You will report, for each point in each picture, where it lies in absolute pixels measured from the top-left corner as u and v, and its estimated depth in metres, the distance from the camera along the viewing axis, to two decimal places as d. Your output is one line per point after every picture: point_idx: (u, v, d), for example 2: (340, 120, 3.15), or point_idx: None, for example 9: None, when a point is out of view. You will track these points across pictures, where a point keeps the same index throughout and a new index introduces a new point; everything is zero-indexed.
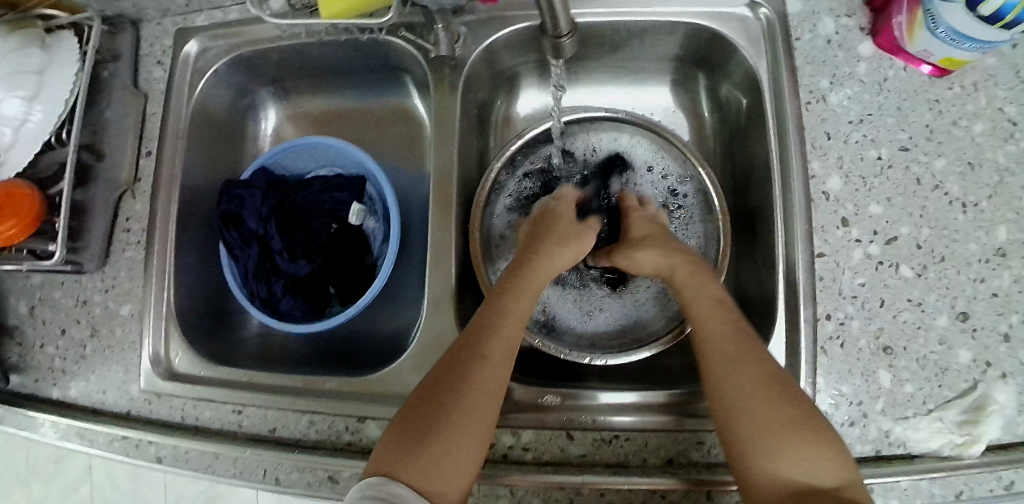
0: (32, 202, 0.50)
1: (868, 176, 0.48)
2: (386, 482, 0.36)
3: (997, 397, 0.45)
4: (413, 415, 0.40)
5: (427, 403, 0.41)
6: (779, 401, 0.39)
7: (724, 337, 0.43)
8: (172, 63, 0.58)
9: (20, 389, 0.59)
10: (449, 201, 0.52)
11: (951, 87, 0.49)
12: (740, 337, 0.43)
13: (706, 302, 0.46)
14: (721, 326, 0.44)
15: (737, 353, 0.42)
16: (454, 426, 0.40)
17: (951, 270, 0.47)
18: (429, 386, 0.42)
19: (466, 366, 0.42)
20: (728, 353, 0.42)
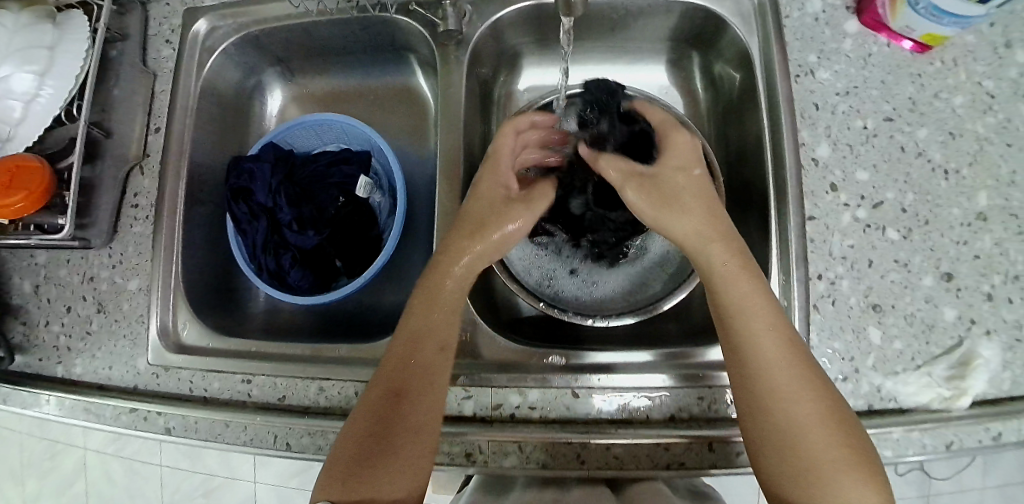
0: (43, 175, 0.50)
1: (854, 143, 0.51)
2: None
3: (982, 352, 0.47)
4: (356, 443, 0.42)
5: (365, 430, 0.42)
6: (832, 427, 0.38)
7: (769, 343, 0.40)
8: (181, 43, 0.59)
9: (25, 368, 0.59)
10: (456, 168, 0.55)
11: (933, 62, 0.52)
12: (781, 343, 0.40)
13: (759, 321, 0.42)
14: (777, 352, 0.40)
15: (778, 362, 0.40)
16: (396, 443, 0.42)
17: (935, 233, 0.49)
18: (369, 405, 0.44)
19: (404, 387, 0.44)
20: (768, 362, 0.40)
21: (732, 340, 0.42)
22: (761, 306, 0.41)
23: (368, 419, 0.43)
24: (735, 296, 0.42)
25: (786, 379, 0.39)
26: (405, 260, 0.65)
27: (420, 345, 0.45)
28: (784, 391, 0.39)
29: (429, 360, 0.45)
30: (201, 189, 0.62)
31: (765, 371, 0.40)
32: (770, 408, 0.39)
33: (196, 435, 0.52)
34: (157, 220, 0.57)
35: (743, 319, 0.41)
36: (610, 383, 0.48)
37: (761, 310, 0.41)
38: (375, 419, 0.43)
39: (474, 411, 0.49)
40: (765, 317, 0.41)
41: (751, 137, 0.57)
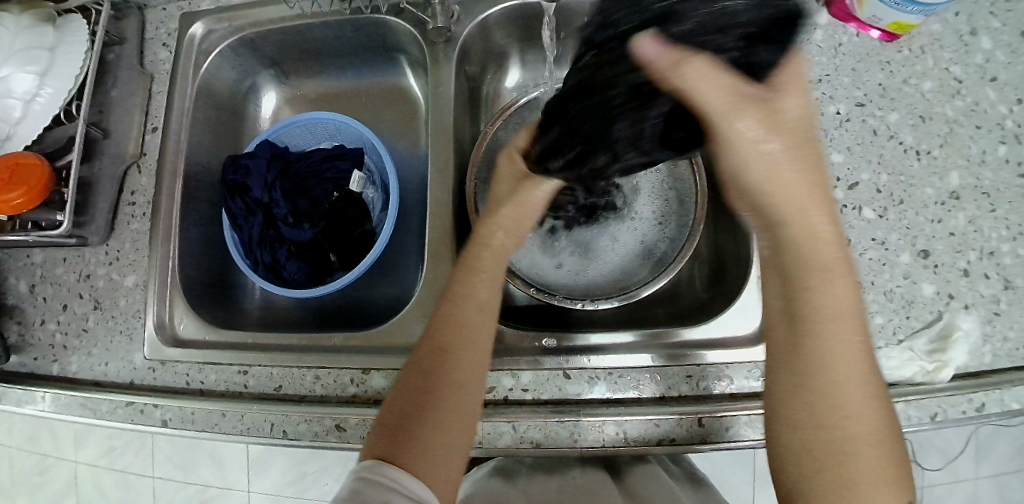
0: (41, 172, 0.51)
1: (828, 128, 0.54)
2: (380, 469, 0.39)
3: (962, 325, 0.49)
4: (400, 409, 0.42)
5: (408, 391, 0.43)
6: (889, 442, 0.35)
7: (843, 346, 0.35)
8: (177, 46, 0.61)
9: (20, 368, 0.59)
10: (447, 159, 0.56)
11: (900, 50, 0.55)
12: (858, 351, 0.35)
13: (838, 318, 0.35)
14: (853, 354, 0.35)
15: (847, 366, 0.35)
16: (439, 424, 0.41)
17: (910, 212, 0.51)
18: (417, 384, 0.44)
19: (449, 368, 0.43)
20: (834, 366, 0.35)
21: (801, 336, 0.36)
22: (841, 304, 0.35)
23: (413, 382, 0.43)
24: (831, 290, 0.35)
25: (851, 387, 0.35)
26: (397, 255, 0.66)
27: (467, 310, 0.45)
28: (843, 398, 0.35)
29: (478, 329, 0.45)
30: (197, 187, 0.63)
31: (826, 374, 0.35)
32: (824, 411, 0.35)
33: (192, 426, 0.52)
34: (154, 217, 0.59)
35: (827, 313, 0.35)
36: (601, 363, 0.48)
37: (838, 307, 0.35)
38: (421, 383, 0.43)
39: None
40: (844, 317, 0.35)
41: None
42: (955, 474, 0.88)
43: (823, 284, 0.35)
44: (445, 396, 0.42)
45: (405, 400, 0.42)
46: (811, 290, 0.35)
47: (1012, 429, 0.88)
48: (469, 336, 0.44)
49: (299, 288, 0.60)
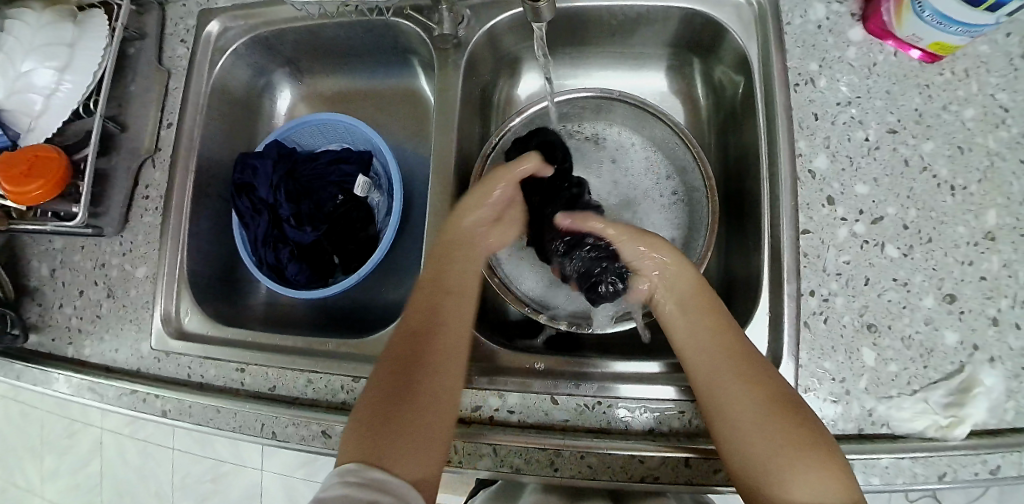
0: (59, 164, 0.53)
1: (855, 156, 0.50)
2: (366, 469, 0.38)
3: (984, 379, 0.45)
4: (375, 410, 0.42)
5: (388, 389, 0.43)
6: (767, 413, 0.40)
7: (716, 376, 0.43)
8: (195, 43, 0.62)
9: (38, 347, 0.62)
10: (448, 175, 0.55)
11: (942, 73, 0.51)
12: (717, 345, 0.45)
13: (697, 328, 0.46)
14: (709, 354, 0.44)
15: (742, 400, 0.41)
16: (417, 407, 0.42)
17: (938, 252, 0.47)
18: (386, 376, 0.44)
19: (421, 350, 0.45)
20: (740, 411, 0.41)
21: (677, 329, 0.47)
22: (727, 352, 0.44)
23: (390, 377, 0.44)
24: (698, 352, 0.45)
25: (752, 414, 0.41)
26: (401, 259, 0.66)
27: (438, 298, 0.48)
28: (751, 427, 0.41)
29: (453, 316, 0.48)
30: (209, 182, 0.64)
31: (738, 419, 0.41)
32: (742, 441, 0.41)
33: (189, 419, 0.54)
34: (165, 211, 0.60)
35: (708, 366, 0.44)
36: (590, 391, 0.47)
37: (718, 350, 0.44)
38: (399, 379, 0.44)
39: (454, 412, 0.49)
40: (730, 365, 0.43)
41: (750, 146, 0.56)
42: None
43: (702, 342, 0.45)
44: (424, 383, 0.43)
45: (384, 398, 0.43)
46: (690, 347, 0.46)
47: None
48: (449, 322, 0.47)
49: (302, 289, 0.61)
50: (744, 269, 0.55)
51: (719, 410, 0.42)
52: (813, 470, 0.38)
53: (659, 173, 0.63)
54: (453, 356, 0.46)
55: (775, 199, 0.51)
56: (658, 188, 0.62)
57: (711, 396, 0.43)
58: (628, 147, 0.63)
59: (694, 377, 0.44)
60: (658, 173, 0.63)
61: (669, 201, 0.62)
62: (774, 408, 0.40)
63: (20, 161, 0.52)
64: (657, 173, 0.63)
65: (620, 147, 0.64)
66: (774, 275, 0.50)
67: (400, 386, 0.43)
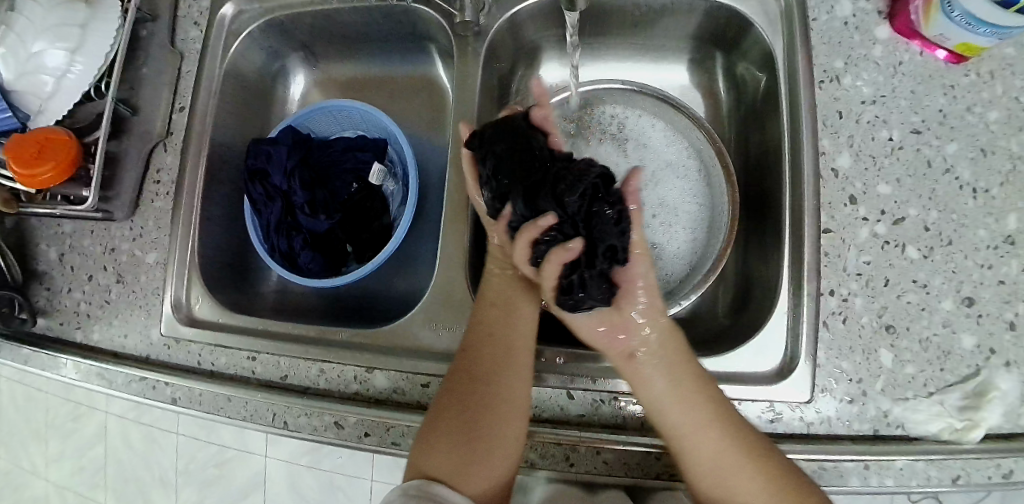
0: (70, 148, 0.52)
1: (878, 155, 0.49)
2: (430, 484, 0.43)
3: (1000, 384, 0.45)
4: (443, 428, 0.45)
5: (449, 417, 0.45)
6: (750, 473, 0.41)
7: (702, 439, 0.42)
8: (208, 26, 0.61)
9: (46, 332, 0.62)
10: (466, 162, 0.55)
11: (968, 74, 0.50)
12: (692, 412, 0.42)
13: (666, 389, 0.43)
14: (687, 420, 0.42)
15: (725, 464, 0.42)
16: (485, 426, 0.45)
17: (959, 255, 0.47)
18: (454, 394, 0.46)
19: (491, 370, 0.46)
20: (728, 475, 0.42)
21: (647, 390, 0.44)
22: (709, 419, 0.42)
23: (455, 400, 0.46)
24: (676, 419, 0.43)
25: (736, 477, 0.42)
26: (414, 249, 0.66)
27: (502, 330, 0.48)
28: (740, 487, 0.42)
29: (516, 341, 0.48)
30: (221, 167, 0.64)
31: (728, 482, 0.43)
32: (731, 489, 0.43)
33: (199, 407, 0.54)
34: (177, 196, 0.59)
35: (687, 434, 0.43)
36: (607, 387, 0.47)
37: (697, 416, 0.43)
38: (468, 399, 0.46)
39: None
40: (708, 432, 0.42)
41: (771, 144, 0.55)
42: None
43: (681, 407, 0.43)
44: (490, 404, 0.45)
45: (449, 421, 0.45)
46: (668, 414, 0.43)
47: None
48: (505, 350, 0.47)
49: (315, 277, 0.60)
50: (761, 267, 0.55)
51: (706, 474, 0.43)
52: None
53: (677, 154, 0.61)
54: (518, 387, 0.45)
55: (796, 198, 0.50)
56: (680, 168, 0.61)
57: (694, 462, 0.43)
58: (648, 130, 0.62)
59: (675, 445, 0.43)
60: (677, 152, 0.61)
61: (689, 181, 0.60)
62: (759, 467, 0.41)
63: (30, 144, 0.51)
64: (676, 153, 0.61)
65: (638, 137, 0.62)
66: (793, 274, 0.49)
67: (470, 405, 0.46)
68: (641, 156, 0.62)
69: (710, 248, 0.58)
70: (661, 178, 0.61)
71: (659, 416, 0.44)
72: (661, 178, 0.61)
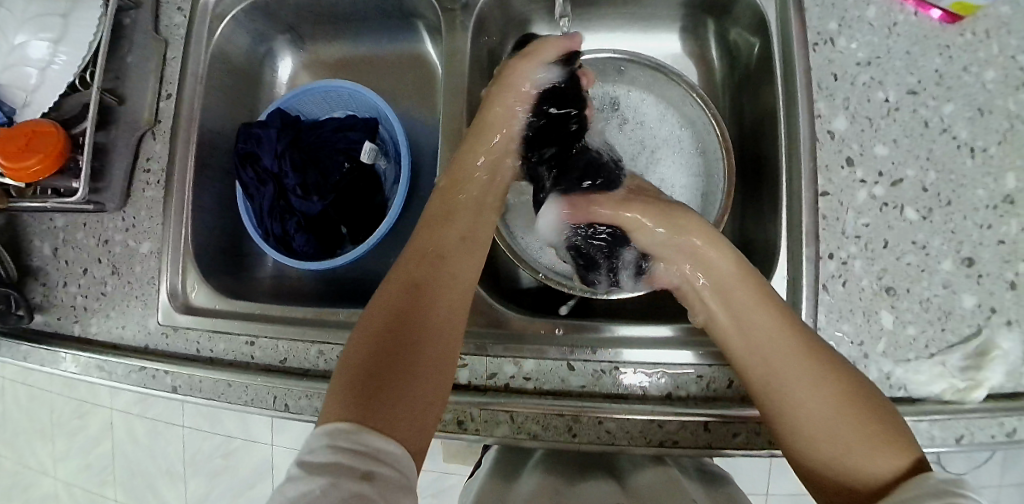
0: (56, 139, 0.51)
1: (874, 116, 0.49)
2: (356, 431, 0.33)
3: (1002, 343, 0.45)
4: (368, 370, 0.38)
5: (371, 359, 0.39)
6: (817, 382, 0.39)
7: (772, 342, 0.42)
8: (192, 11, 0.59)
9: (44, 327, 0.61)
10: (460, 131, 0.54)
11: (963, 33, 0.49)
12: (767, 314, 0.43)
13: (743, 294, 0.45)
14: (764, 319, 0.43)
15: (811, 371, 0.40)
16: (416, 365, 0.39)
17: (958, 215, 0.47)
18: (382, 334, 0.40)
19: (425, 306, 0.42)
20: (811, 382, 0.39)
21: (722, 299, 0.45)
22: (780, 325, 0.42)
23: (388, 320, 0.41)
24: (766, 319, 0.42)
25: (821, 388, 0.39)
26: (409, 230, 0.65)
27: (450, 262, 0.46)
28: (822, 400, 0.39)
29: (450, 283, 0.45)
30: (212, 153, 0.63)
31: (811, 392, 0.39)
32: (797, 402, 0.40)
33: (200, 394, 0.53)
34: (168, 184, 0.58)
35: (775, 333, 0.42)
36: (606, 357, 0.47)
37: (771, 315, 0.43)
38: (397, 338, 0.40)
39: (470, 380, 0.49)
40: (795, 335, 0.41)
41: (766, 111, 0.55)
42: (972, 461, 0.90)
43: (755, 315, 0.43)
44: (427, 343, 0.40)
45: (380, 340, 0.40)
46: (757, 312, 0.43)
47: None
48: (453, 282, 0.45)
49: (309, 259, 0.60)
50: (760, 235, 0.55)
51: (784, 381, 0.40)
52: (885, 447, 0.36)
53: (671, 127, 0.61)
54: (455, 317, 0.43)
55: (793, 162, 0.50)
56: (674, 141, 0.61)
57: (777, 365, 0.41)
58: (642, 104, 0.62)
59: (761, 345, 0.42)
60: (671, 126, 0.61)
61: (683, 153, 0.60)
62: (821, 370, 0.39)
63: (18, 137, 0.50)
64: (670, 127, 0.61)
65: (631, 111, 0.62)
66: (791, 239, 0.49)
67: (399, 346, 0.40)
68: (636, 131, 0.62)
69: (705, 222, 0.58)
70: (656, 151, 0.61)
71: (746, 318, 0.43)
72: (655, 151, 0.61)
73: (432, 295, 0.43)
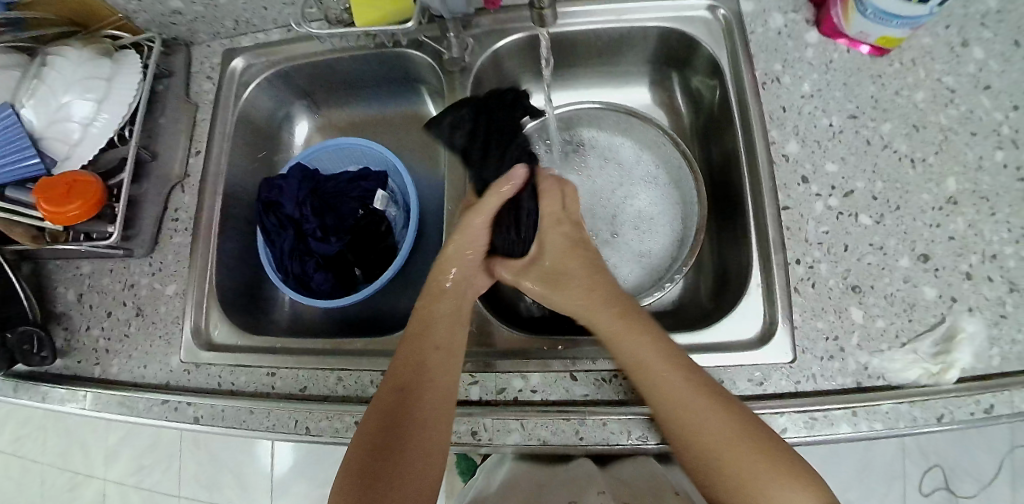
0: (96, 187, 0.57)
1: (822, 139, 0.56)
2: None
3: (965, 326, 0.49)
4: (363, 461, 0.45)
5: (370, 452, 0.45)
6: (731, 443, 0.42)
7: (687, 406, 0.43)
8: (221, 79, 0.68)
9: (64, 371, 0.63)
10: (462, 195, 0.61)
11: (892, 64, 0.57)
12: (680, 383, 0.44)
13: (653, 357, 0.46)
14: (676, 385, 0.44)
15: (728, 449, 0.42)
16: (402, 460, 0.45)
17: (908, 218, 0.53)
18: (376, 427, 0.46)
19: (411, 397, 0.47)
20: (718, 448, 0.42)
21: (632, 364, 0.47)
22: (692, 392, 0.44)
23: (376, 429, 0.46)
24: (682, 408, 0.43)
25: (727, 453, 0.42)
26: (415, 268, 0.70)
27: (423, 356, 0.49)
28: (732, 463, 0.42)
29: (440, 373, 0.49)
30: (234, 205, 0.69)
31: (717, 455, 0.42)
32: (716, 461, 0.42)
33: (223, 422, 0.56)
34: (195, 232, 0.64)
35: (679, 407, 0.43)
36: (606, 366, 0.51)
37: (682, 381, 0.44)
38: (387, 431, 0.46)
39: (480, 396, 0.52)
40: (696, 404, 0.43)
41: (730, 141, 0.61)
42: (976, 475, 0.92)
43: (669, 381, 0.44)
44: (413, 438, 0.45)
45: (368, 455, 0.45)
46: (660, 385, 0.44)
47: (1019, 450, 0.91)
48: (428, 375, 0.48)
49: (325, 297, 0.66)
50: (736, 250, 0.60)
51: (689, 448, 0.43)
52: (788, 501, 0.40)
53: (649, 166, 0.67)
54: (436, 420, 0.47)
55: (755, 182, 0.56)
56: (652, 179, 0.66)
57: (687, 435, 0.43)
58: (619, 146, 0.68)
59: (665, 416, 0.44)
60: (650, 164, 0.67)
61: (663, 188, 0.66)
62: (735, 433, 0.42)
63: (58, 184, 0.55)
64: (648, 168, 0.67)
65: (613, 151, 0.68)
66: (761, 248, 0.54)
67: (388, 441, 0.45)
68: (615, 170, 0.67)
69: (686, 241, 0.62)
70: (636, 188, 0.67)
71: (656, 393, 0.45)
72: (634, 188, 0.67)
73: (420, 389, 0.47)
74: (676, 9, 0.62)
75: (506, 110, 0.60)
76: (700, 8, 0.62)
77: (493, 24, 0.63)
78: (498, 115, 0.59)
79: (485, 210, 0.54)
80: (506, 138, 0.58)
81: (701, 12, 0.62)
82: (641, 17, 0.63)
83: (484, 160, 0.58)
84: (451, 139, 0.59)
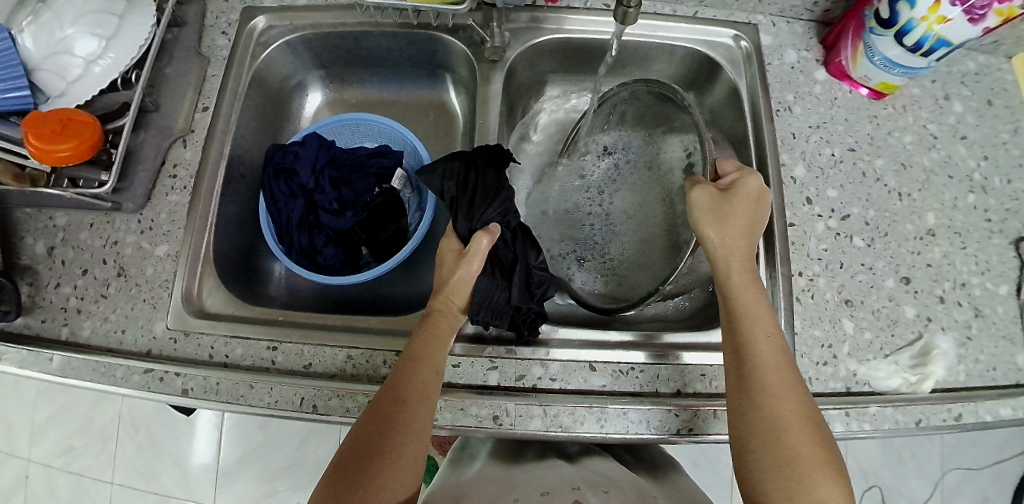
0: (94, 130, 0.52)
1: (825, 167, 0.61)
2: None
3: (939, 344, 0.55)
4: (354, 449, 0.44)
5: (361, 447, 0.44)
6: (789, 390, 0.45)
7: (762, 345, 0.47)
8: (238, 36, 0.65)
9: (24, 330, 0.57)
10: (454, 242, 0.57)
11: (886, 108, 0.64)
12: (764, 326, 0.48)
13: (750, 301, 0.49)
14: (760, 325, 0.48)
15: (782, 389, 0.45)
16: (389, 461, 0.43)
17: (894, 244, 0.59)
18: (367, 423, 0.45)
19: (402, 408, 0.45)
20: (782, 413, 0.44)
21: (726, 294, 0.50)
22: (772, 341, 0.47)
23: (371, 432, 0.44)
24: (759, 344, 0.47)
25: (787, 417, 0.44)
26: (423, 254, 0.68)
27: (424, 374, 0.46)
28: (794, 431, 0.43)
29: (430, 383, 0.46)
30: (238, 170, 0.66)
31: (782, 421, 0.44)
32: (762, 393, 0.45)
33: (215, 397, 0.53)
34: (195, 192, 0.60)
35: (768, 363, 0.46)
36: (625, 358, 0.52)
37: (764, 327, 0.48)
38: (376, 430, 0.44)
39: (499, 381, 0.52)
40: (784, 373, 0.46)
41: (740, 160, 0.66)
42: (908, 497, 1.01)
43: (755, 320, 0.48)
44: (399, 441, 0.44)
45: (363, 445, 0.44)
46: (758, 340, 0.47)
47: (942, 473, 1.02)
48: (422, 386, 0.46)
49: (333, 274, 0.64)
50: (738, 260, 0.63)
51: (754, 400, 0.45)
52: (802, 441, 0.43)
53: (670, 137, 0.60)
54: (421, 429, 0.45)
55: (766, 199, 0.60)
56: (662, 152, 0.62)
57: (756, 388, 0.45)
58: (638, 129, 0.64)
59: (751, 367, 0.46)
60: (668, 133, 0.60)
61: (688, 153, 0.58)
62: (791, 384, 0.46)
63: (51, 121, 0.50)
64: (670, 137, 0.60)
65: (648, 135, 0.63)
66: (767, 260, 0.58)
67: (374, 442, 0.44)
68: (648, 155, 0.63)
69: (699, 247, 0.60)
70: (642, 178, 0.64)
71: (748, 344, 0.47)
72: (657, 174, 0.62)
73: (409, 400, 0.45)
74: (703, 32, 0.67)
75: (495, 169, 0.57)
76: (724, 35, 0.67)
77: (531, 21, 0.64)
78: (485, 174, 0.57)
79: (472, 259, 0.54)
80: (490, 194, 0.57)
81: (725, 39, 0.67)
82: (670, 35, 0.67)
83: (469, 212, 0.57)
84: (442, 191, 0.59)
